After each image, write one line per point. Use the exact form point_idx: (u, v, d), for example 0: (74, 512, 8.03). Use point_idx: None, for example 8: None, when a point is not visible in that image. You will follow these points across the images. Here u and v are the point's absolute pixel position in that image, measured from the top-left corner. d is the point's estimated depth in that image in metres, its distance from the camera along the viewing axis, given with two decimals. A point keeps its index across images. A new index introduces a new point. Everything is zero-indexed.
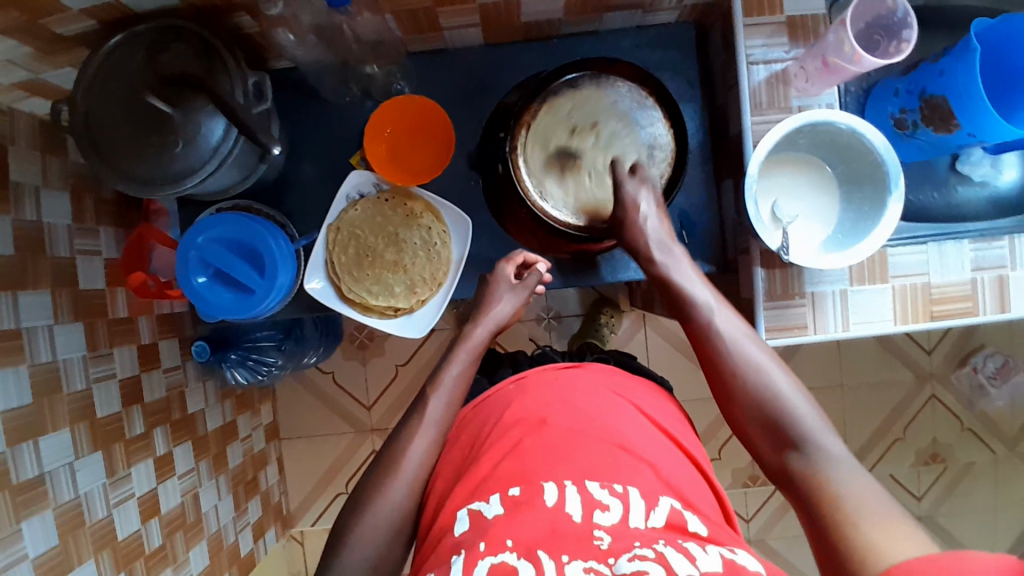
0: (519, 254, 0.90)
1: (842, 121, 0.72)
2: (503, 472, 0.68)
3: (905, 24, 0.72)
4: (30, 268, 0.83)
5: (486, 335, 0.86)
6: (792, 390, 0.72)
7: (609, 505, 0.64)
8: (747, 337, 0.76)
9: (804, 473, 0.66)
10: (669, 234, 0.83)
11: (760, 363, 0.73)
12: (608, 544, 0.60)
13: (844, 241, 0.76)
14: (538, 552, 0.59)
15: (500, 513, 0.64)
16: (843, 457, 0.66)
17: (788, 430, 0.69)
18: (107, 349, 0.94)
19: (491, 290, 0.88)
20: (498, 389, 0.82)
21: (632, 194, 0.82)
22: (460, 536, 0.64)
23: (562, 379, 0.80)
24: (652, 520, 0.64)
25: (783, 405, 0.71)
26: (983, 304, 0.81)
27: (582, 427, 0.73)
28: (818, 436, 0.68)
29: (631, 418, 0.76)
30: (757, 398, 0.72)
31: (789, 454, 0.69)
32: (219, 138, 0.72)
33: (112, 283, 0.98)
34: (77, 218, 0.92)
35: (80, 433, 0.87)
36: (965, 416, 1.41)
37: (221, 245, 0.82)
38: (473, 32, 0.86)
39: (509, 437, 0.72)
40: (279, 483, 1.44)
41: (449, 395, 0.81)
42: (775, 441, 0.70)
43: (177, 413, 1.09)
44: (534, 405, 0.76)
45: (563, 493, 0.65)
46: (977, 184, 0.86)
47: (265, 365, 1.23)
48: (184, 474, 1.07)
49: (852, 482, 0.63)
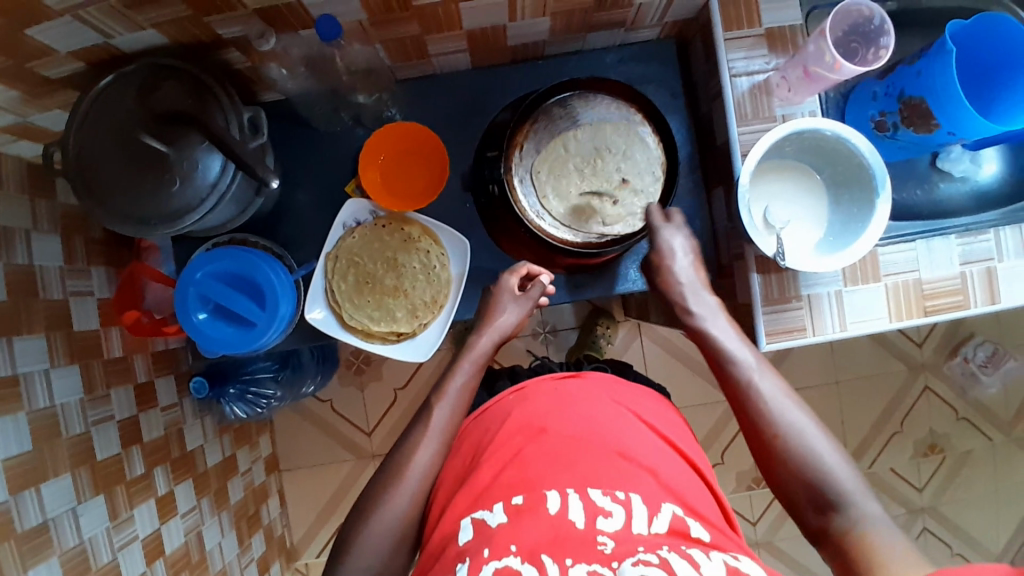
0: (523, 266, 0.90)
1: (827, 127, 0.74)
2: (505, 481, 0.69)
3: (881, 31, 0.75)
4: (24, 312, 0.82)
5: (491, 345, 0.87)
6: (833, 451, 0.72)
7: (612, 511, 0.64)
8: (788, 399, 0.76)
9: (849, 535, 0.66)
10: (701, 281, 0.85)
11: (800, 423, 0.74)
12: (611, 549, 0.60)
13: (837, 243, 0.78)
14: (542, 556, 0.59)
15: (504, 521, 0.64)
16: (891, 526, 0.65)
17: (829, 492, 0.69)
18: (104, 391, 0.93)
19: (494, 301, 0.89)
20: (499, 399, 0.82)
21: (667, 240, 0.85)
22: (464, 545, 0.64)
23: (562, 389, 0.80)
24: (655, 526, 0.64)
25: (825, 463, 0.70)
26: (974, 295, 0.84)
27: (586, 435, 0.73)
28: (864, 502, 0.68)
29: (632, 426, 0.76)
30: (800, 460, 0.71)
31: (833, 518, 0.68)
32: (215, 174, 0.73)
33: (106, 323, 0.97)
34: (68, 259, 0.91)
35: (81, 477, 0.86)
36: (960, 405, 1.43)
37: (221, 280, 0.82)
38: (461, 57, 0.87)
39: (509, 446, 0.73)
40: (282, 515, 1.42)
41: (451, 407, 0.81)
42: (815, 501, 0.70)
43: (176, 450, 1.07)
44: (538, 414, 0.76)
45: (566, 500, 0.65)
46: (958, 180, 0.89)
47: (264, 397, 1.24)
48: (187, 512, 1.06)
49: (902, 549, 0.63)
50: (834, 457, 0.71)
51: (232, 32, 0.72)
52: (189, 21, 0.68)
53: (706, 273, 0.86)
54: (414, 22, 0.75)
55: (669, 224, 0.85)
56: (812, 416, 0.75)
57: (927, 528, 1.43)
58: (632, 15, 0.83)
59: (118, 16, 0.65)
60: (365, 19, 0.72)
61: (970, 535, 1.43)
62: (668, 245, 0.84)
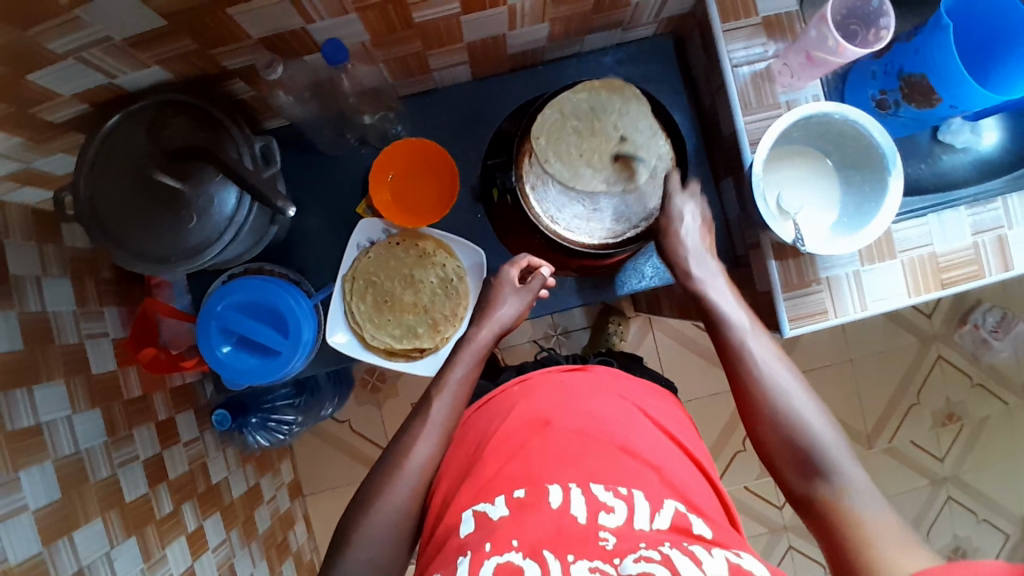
0: (523, 257, 0.88)
1: (835, 111, 0.74)
2: (508, 474, 0.69)
3: (880, 12, 0.75)
4: (41, 359, 0.81)
5: (491, 337, 0.85)
6: (822, 418, 0.70)
7: (614, 506, 0.64)
8: (780, 361, 0.74)
9: (837, 507, 0.65)
10: (705, 246, 0.84)
11: (790, 388, 0.72)
12: (614, 545, 0.60)
13: (852, 225, 0.78)
14: (544, 551, 0.59)
15: (506, 513, 0.64)
16: (877, 498, 0.64)
17: (818, 459, 0.68)
18: (127, 431, 0.93)
19: (495, 293, 0.87)
20: (503, 390, 0.83)
21: (678, 207, 0.84)
22: (465, 537, 0.64)
23: (567, 382, 0.81)
24: (657, 522, 0.64)
25: (813, 432, 0.69)
26: (988, 265, 0.85)
27: (590, 428, 0.73)
28: (851, 472, 0.66)
29: (633, 419, 0.77)
30: (789, 427, 0.70)
31: (820, 486, 0.67)
32: (232, 207, 0.72)
33: (123, 363, 0.96)
34: (81, 302, 0.91)
35: (111, 521, 0.85)
36: (973, 372, 1.44)
37: (240, 310, 0.81)
38: (461, 70, 0.87)
39: (515, 438, 0.73)
40: (310, 539, 1.41)
41: (451, 401, 0.80)
42: (802, 468, 0.68)
43: (201, 485, 1.07)
44: (543, 405, 0.77)
45: (568, 495, 0.65)
46: (960, 150, 0.90)
47: (285, 424, 1.24)
48: (217, 546, 1.05)
49: (887, 521, 0.62)
50: (822, 425, 0.69)
51: (236, 62, 0.72)
52: (193, 55, 0.68)
53: (711, 239, 0.85)
54: (415, 39, 0.75)
55: (683, 191, 0.85)
56: (802, 383, 0.73)
57: (951, 496, 1.44)
58: (629, 14, 0.83)
59: (123, 56, 0.65)
60: (367, 41, 0.72)
61: (993, 500, 1.45)
62: (678, 211, 0.83)
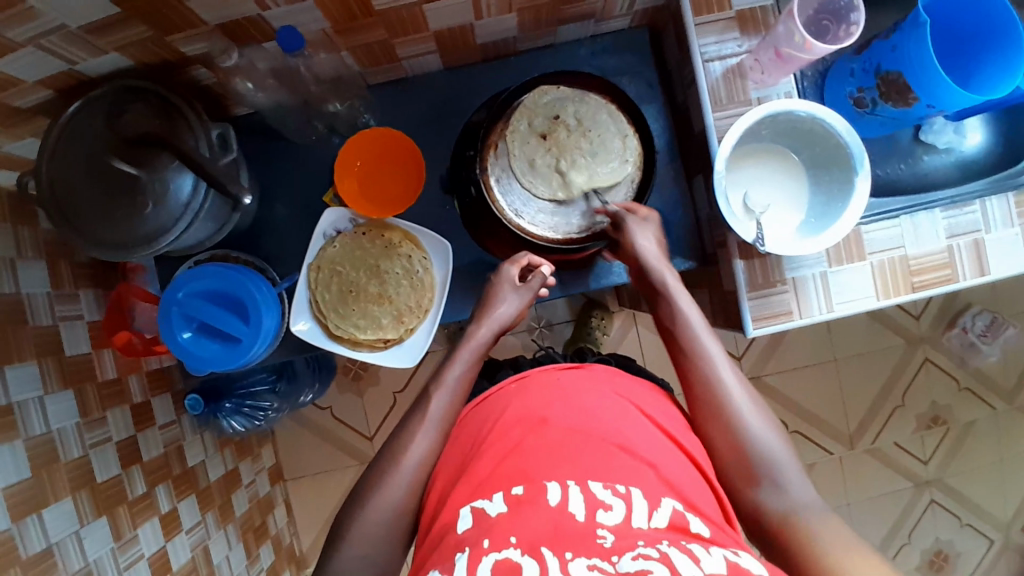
0: (523, 255, 0.84)
1: (800, 108, 0.73)
2: (506, 471, 0.65)
3: (850, 8, 0.73)
4: (15, 341, 0.82)
5: (490, 336, 0.81)
6: (768, 428, 0.70)
7: (612, 504, 0.60)
8: (732, 371, 0.74)
9: (782, 517, 0.65)
10: (664, 258, 0.81)
11: (740, 397, 0.72)
12: (612, 543, 0.56)
13: (817, 226, 0.77)
14: (542, 549, 0.55)
15: (503, 511, 0.60)
16: (821, 510, 0.64)
17: (764, 467, 0.67)
18: (100, 413, 0.94)
19: (492, 291, 0.83)
20: (499, 389, 0.77)
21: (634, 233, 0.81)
22: (463, 533, 0.60)
23: (565, 380, 0.75)
24: (655, 521, 0.59)
25: (758, 438, 0.69)
26: (962, 269, 0.83)
27: (588, 426, 0.69)
28: (796, 485, 0.66)
29: (633, 418, 0.71)
30: (738, 429, 0.70)
31: (763, 495, 0.67)
32: (187, 194, 0.72)
33: (97, 345, 0.97)
34: (56, 285, 0.91)
35: (82, 500, 0.86)
36: (961, 376, 1.42)
37: (203, 298, 0.81)
38: (430, 59, 0.86)
39: (510, 437, 0.69)
40: (290, 524, 1.43)
41: (448, 399, 0.76)
42: (748, 475, 0.68)
43: (176, 467, 1.08)
44: (541, 402, 0.72)
45: (567, 493, 0.61)
46: (942, 151, 0.89)
47: (261, 409, 1.24)
48: (192, 528, 1.07)
49: (832, 528, 0.62)
50: (767, 432, 0.70)
51: (196, 49, 0.71)
52: (151, 41, 0.68)
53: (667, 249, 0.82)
54: (378, 27, 0.74)
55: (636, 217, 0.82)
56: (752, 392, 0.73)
57: (934, 500, 1.43)
58: (600, 5, 0.82)
59: (82, 42, 0.64)
60: (327, 28, 0.72)
61: (976, 505, 1.43)
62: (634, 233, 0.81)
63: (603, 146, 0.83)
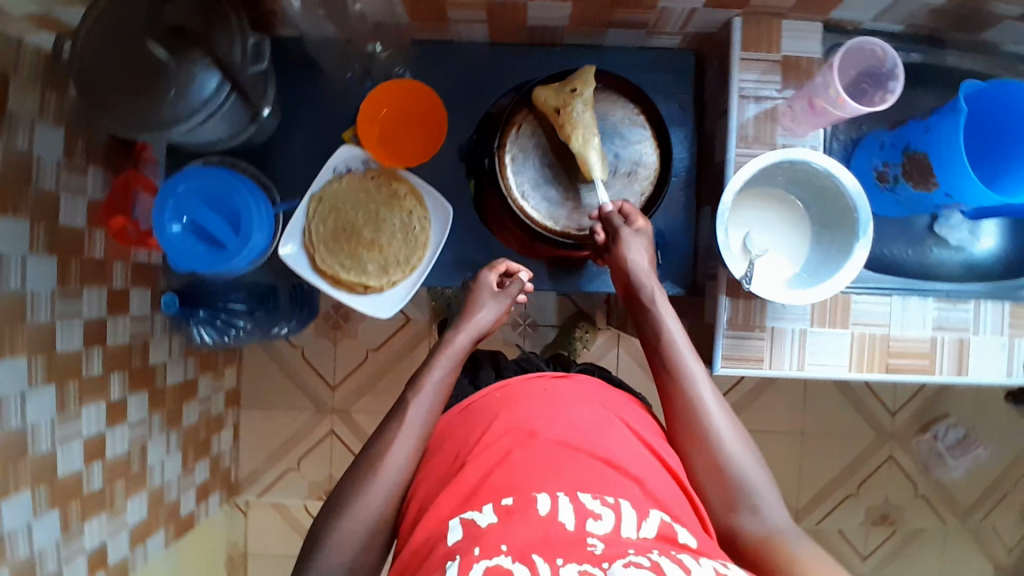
0: (502, 261, 0.88)
1: (817, 161, 0.74)
2: (493, 482, 0.61)
3: (891, 76, 0.74)
4: (13, 194, 0.82)
5: (469, 341, 0.81)
6: (741, 447, 0.69)
7: (601, 514, 0.57)
8: (709, 389, 0.73)
9: (760, 537, 0.64)
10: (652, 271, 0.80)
11: (714, 415, 0.71)
12: (601, 550, 0.53)
13: (808, 281, 0.77)
14: (533, 556, 0.52)
15: (494, 522, 0.56)
16: (797, 531, 0.65)
17: (739, 488, 0.67)
18: (77, 286, 0.94)
19: (472, 298, 0.85)
20: (485, 395, 0.75)
21: (629, 243, 0.80)
22: (453, 545, 0.56)
23: (551, 391, 0.72)
24: (643, 530, 0.57)
25: (732, 454, 0.69)
26: (940, 363, 0.83)
27: (577, 441, 0.65)
28: (770, 503, 0.66)
29: (619, 432, 0.69)
30: (713, 448, 0.69)
31: (738, 513, 0.66)
32: (210, 91, 0.72)
33: (93, 224, 0.97)
34: (67, 155, 0.91)
35: (36, 364, 0.86)
36: (921, 482, 1.41)
37: (201, 199, 0.82)
38: (479, 29, 0.87)
39: (497, 447, 0.65)
40: (232, 449, 1.45)
41: (429, 401, 0.74)
42: (723, 493, 0.67)
43: (137, 361, 1.09)
44: (527, 414, 0.68)
45: (556, 503, 0.58)
46: (953, 248, 0.88)
47: (233, 327, 1.22)
48: (135, 423, 1.08)
49: (810, 554, 0.62)
50: (740, 451, 0.69)
51: None
52: None
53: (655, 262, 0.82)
54: None
55: (629, 227, 0.81)
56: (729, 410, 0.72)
57: None
58: (654, 18, 0.82)
59: None
60: None
61: None
62: (630, 244, 0.80)
63: (619, 153, 0.86)
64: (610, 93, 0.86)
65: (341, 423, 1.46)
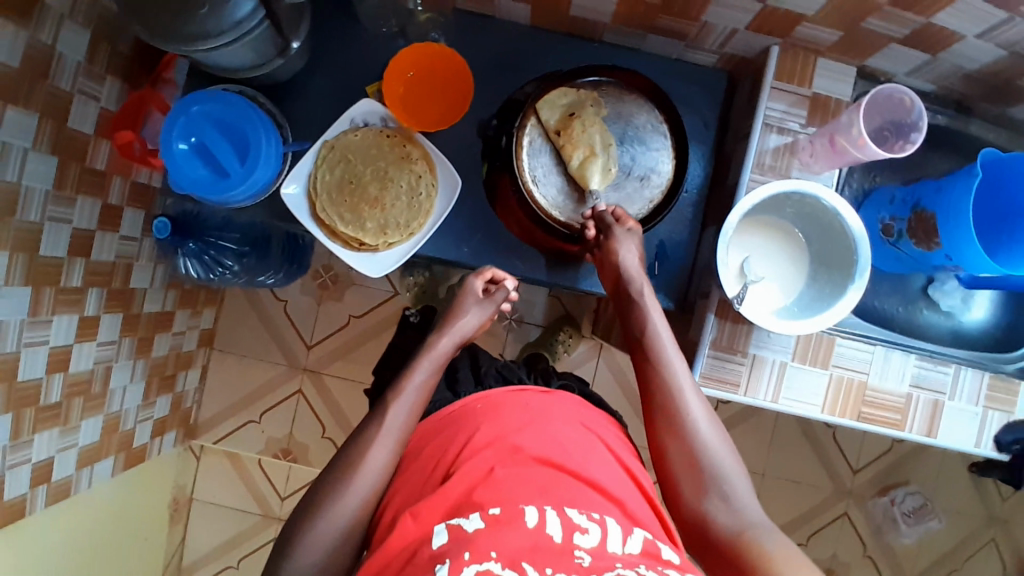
0: (488, 270, 0.88)
1: (828, 198, 0.74)
2: (478, 493, 0.60)
3: (915, 127, 0.75)
4: (26, 85, 0.80)
5: (451, 346, 0.83)
6: (718, 440, 0.71)
7: (588, 528, 0.57)
8: (690, 384, 0.75)
9: (731, 528, 0.65)
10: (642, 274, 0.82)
11: (694, 408, 0.73)
12: (590, 563, 0.53)
13: (797, 314, 0.78)
14: (523, 565, 0.52)
15: (481, 527, 0.56)
16: (766, 522, 0.66)
17: (714, 477, 0.68)
18: (72, 193, 0.92)
19: (458, 303, 0.86)
20: (463, 406, 0.74)
21: (621, 243, 0.81)
22: (439, 549, 0.55)
23: (535, 405, 0.73)
24: (628, 546, 0.57)
25: (709, 447, 0.70)
26: (912, 421, 0.84)
27: (560, 458, 0.66)
28: (742, 495, 0.68)
29: (598, 451, 0.70)
30: (692, 441, 0.71)
31: (712, 502, 0.68)
32: (244, 14, 0.71)
33: (99, 135, 0.96)
34: (89, 57, 0.91)
35: (16, 262, 0.84)
36: (871, 544, 1.42)
37: (213, 123, 0.82)
38: (521, 9, 0.87)
39: (480, 457, 0.65)
40: (196, 391, 1.44)
41: (410, 406, 0.74)
42: (698, 483, 0.69)
43: (118, 281, 1.07)
44: (510, 426, 0.69)
45: (544, 516, 0.58)
46: (943, 313, 0.88)
47: (221, 266, 1.19)
48: (105, 343, 1.06)
49: (777, 538, 0.63)
50: (717, 443, 0.71)
51: None
52: None
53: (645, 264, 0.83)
54: None
55: (625, 232, 0.82)
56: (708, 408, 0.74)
57: None
58: (695, 31, 0.83)
59: None
60: None
61: None
62: (622, 243, 0.81)
63: (636, 157, 0.86)
64: (637, 98, 0.87)
65: (310, 384, 1.45)
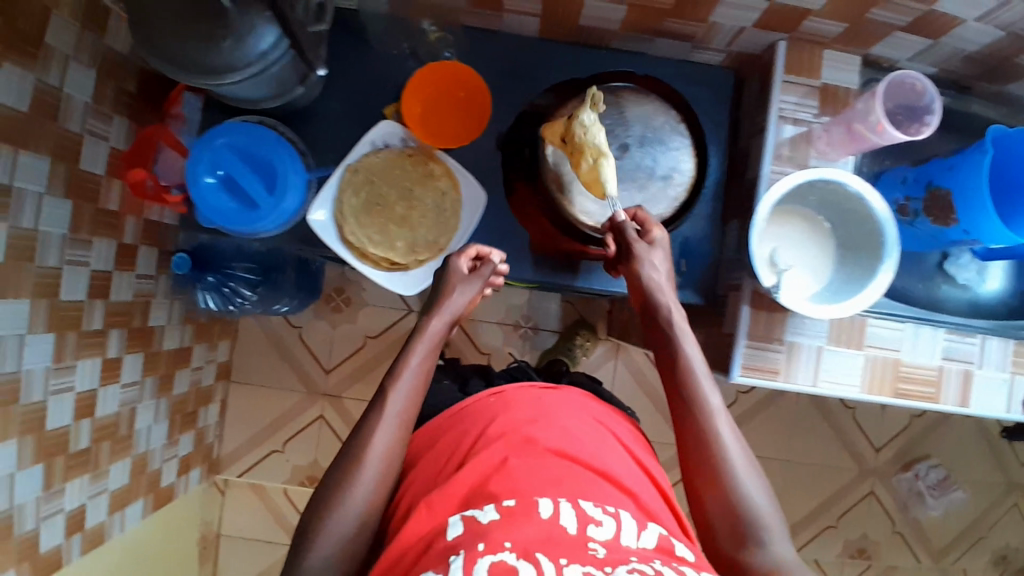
0: (471, 246, 0.85)
1: (852, 183, 0.75)
2: (491, 486, 0.61)
3: (928, 110, 0.78)
4: (37, 129, 0.79)
5: (444, 327, 0.79)
6: (755, 482, 0.68)
7: (602, 520, 0.57)
8: (727, 421, 0.72)
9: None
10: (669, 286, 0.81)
11: (728, 445, 0.70)
12: (604, 555, 0.53)
13: (832, 297, 0.80)
14: (536, 554, 0.51)
15: (496, 519, 0.56)
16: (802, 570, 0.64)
17: (750, 525, 0.66)
18: (87, 235, 0.91)
19: (445, 282, 0.82)
20: (476, 400, 0.75)
21: (644, 255, 0.80)
22: (454, 540, 0.56)
23: (546, 400, 0.74)
24: (642, 541, 0.57)
25: (744, 487, 0.68)
26: (947, 392, 0.86)
27: (571, 450, 0.66)
28: (779, 542, 0.66)
29: (610, 447, 0.70)
30: (730, 488, 0.68)
31: (752, 552, 0.65)
32: (267, 45, 0.72)
33: (111, 173, 0.95)
34: (97, 99, 0.89)
35: (38, 309, 0.83)
36: (899, 519, 1.44)
37: (235, 154, 0.82)
38: (530, 22, 0.89)
39: (495, 453, 0.65)
40: (217, 425, 1.42)
41: (408, 391, 0.72)
42: (734, 533, 0.66)
43: (137, 321, 1.06)
44: (524, 420, 0.70)
45: (558, 507, 0.58)
46: (960, 287, 0.91)
47: (238, 297, 1.22)
48: (127, 385, 1.05)
49: None
50: (751, 482, 0.68)
51: None
52: None
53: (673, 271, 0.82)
54: None
55: (648, 245, 0.81)
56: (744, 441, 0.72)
57: None
58: (703, 32, 0.85)
59: None
60: None
61: None
62: (650, 262, 0.79)
63: (659, 158, 0.90)
64: (657, 101, 0.90)
65: (331, 408, 1.45)
